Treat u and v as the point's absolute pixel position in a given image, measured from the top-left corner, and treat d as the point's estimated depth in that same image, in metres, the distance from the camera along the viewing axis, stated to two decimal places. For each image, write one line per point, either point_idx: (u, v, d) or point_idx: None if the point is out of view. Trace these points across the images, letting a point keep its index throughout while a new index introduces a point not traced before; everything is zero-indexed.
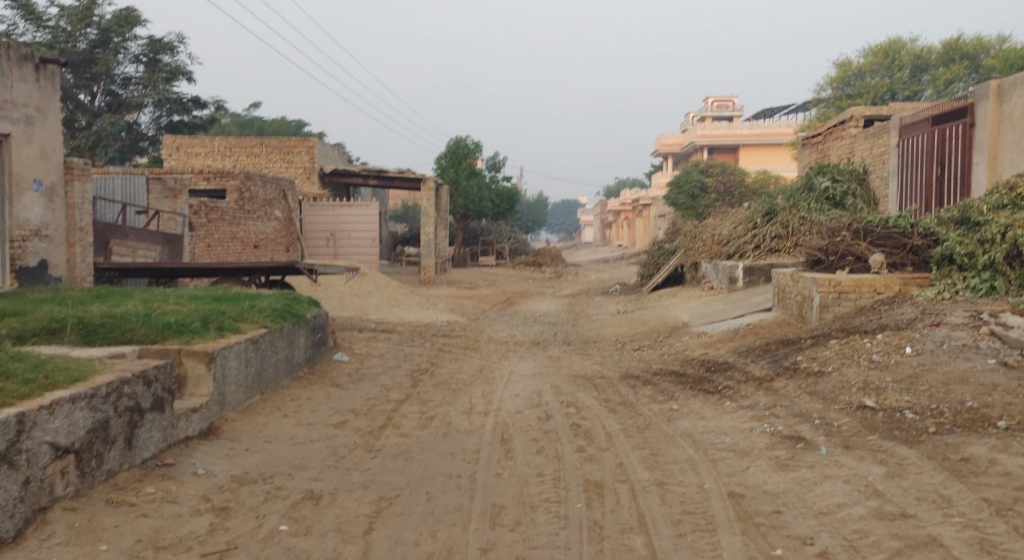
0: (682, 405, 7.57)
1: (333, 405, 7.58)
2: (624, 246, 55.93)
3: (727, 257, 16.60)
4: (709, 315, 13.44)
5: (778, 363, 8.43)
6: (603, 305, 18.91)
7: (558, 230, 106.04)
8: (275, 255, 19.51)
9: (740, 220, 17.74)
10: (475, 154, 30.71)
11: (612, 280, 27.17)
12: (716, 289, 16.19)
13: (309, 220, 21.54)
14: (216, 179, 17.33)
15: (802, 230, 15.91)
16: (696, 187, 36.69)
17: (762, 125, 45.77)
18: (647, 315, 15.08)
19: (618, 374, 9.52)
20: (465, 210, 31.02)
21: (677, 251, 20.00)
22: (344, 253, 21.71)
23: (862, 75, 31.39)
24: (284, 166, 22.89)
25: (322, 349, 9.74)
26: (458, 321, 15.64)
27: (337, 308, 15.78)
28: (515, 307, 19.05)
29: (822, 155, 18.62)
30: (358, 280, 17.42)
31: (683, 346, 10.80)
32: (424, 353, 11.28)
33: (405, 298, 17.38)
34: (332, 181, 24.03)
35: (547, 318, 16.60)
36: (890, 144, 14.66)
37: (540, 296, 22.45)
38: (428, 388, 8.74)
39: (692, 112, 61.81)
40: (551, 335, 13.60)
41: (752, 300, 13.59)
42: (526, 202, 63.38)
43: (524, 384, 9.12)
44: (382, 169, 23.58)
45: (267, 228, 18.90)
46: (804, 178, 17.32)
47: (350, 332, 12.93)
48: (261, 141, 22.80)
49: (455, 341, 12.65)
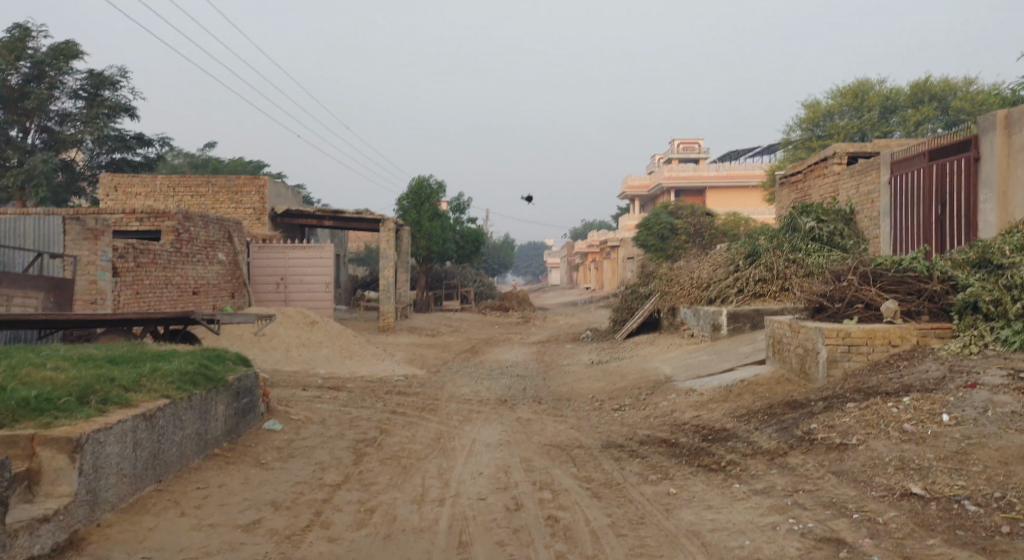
0: (681, 489, 6.21)
1: (249, 494, 6.07)
2: (591, 289, 54.94)
3: (708, 302, 15.38)
4: (693, 367, 12.14)
5: (788, 433, 7.13)
6: (575, 354, 17.57)
7: (524, 272, 105.05)
8: (218, 301, 17.94)
9: (719, 263, 16.59)
10: (438, 194, 29.52)
11: (582, 325, 25.88)
12: (698, 338, 14.97)
13: (257, 263, 19.99)
14: (151, 219, 15.80)
15: (789, 274, 14.77)
16: (666, 228, 35.93)
17: (728, 167, 45.35)
18: (624, 366, 13.77)
19: (598, 443, 8.14)
20: (427, 252, 29.66)
21: (652, 295, 18.82)
22: (295, 298, 20.17)
23: (830, 116, 30.74)
24: (232, 206, 21.42)
25: (250, 416, 8.29)
26: (417, 375, 14.17)
27: (283, 362, 14.23)
28: (480, 357, 17.61)
29: (802, 194, 17.64)
30: (308, 330, 15.90)
31: (671, 407, 9.44)
32: (374, 416, 9.80)
33: (359, 349, 15.87)
34: (284, 222, 22.56)
35: (515, 370, 15.19)
36: (880, 181, 13.66)
37: (507, 343, 21.06)
38: (372, 465, 7.27)
39: (657, 155, 61.45)
40: (520, 392, 12.18)
41: (740, 351, 12.33)
42: (492, 245, 62.17)
43: (488, 457, 7.68)
44: (338, 210, 22.18)
45: (209, 273, 17.36)
46: (786, 218, 16.28)
47: (291, 391, 11.42)
48: (207, 179, 21.32)
49: (412, 400, 11.19)
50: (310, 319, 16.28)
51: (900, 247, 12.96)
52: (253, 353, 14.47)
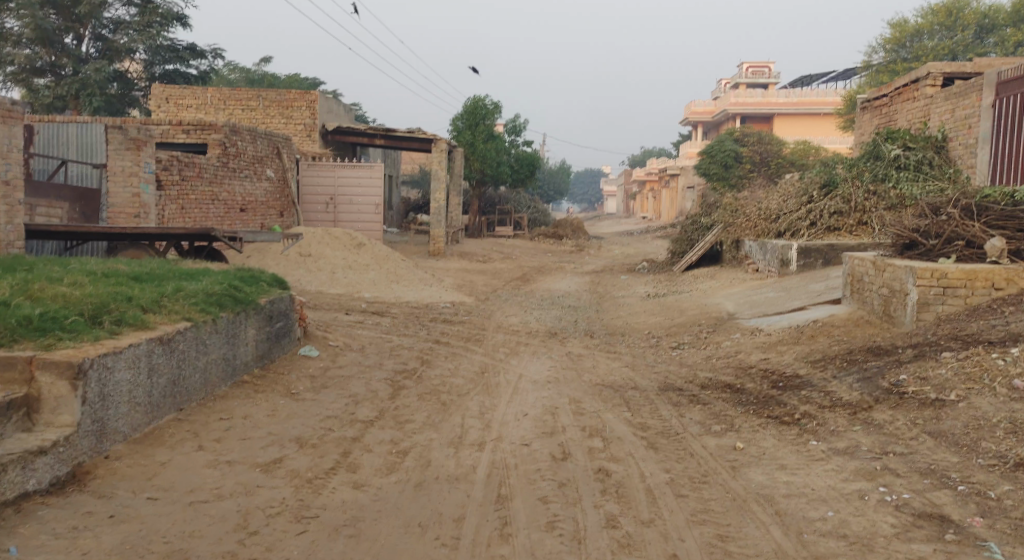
0: (750, 444, 5.53)
1: (273, 428, 5.59)
2: (648, 219, 53.62)
3: (776, 235, 14.40)
4: (759, 305, 11.30)
5: (872, 384, 6.35)
6: (630, 285, 16.80)
7: (580, 200, 103.47)
8: (266, 220, 17.59)
9: (790, 193, 15.48)
10: (493, 116, 28.52)
11: (638, 256, 25.00)
12: (763, 273, 14.08)
13: (307, 182, 19.52)
14: (197, 131, 15.30)
15: (868, 207, 13.65)
16: (730, 156, 34.54)
17: (799, 93, 43.07)
18: (683, 300, 13.00)
19: (655, 385, 7.47)
20: (481, 176, 28.88)
21: (715, 225, 17.83)
22: (344, 219, 19.73)
23: (918, 37, 28.65)
24: (283, 122, 20.89)
25: (285, 341, 7.81)
26: (465, 302, 13.64)
27: (328, 284, 13.83)
28: (532, 286, 16.99)
29: (886, 121, 16.27)
30: (354, 252, 15.43)
31: (735, 348, 8.70)
32: (417, 345, 9.30)
33: (407, 272, 15.37)
34: (335, 140, 21.98)
35: (568, 300, 14.53)
36: (982, 105, 12.36)
37: (560, 272, 20.37)
38: (410, 400, 6.74)
39: (724, 80, 58.79)
40: (571, 324, 11.55)
41: (811, 289, 11.43)
42: (548, 171, 60.91)
43: (535, 396, 7.08)
44: (389, 129, 21.46)
45: (257, 190, 16.96)
46: (868, 145, 15.03)
47: (333, 316, 10.99)
48: (257, 93, 20.76)
49: (458, 329, 10.65)
50: (357, 240, 15.79)
51: (1003, 178, 11.69)
52: (298, 274, 14.09)
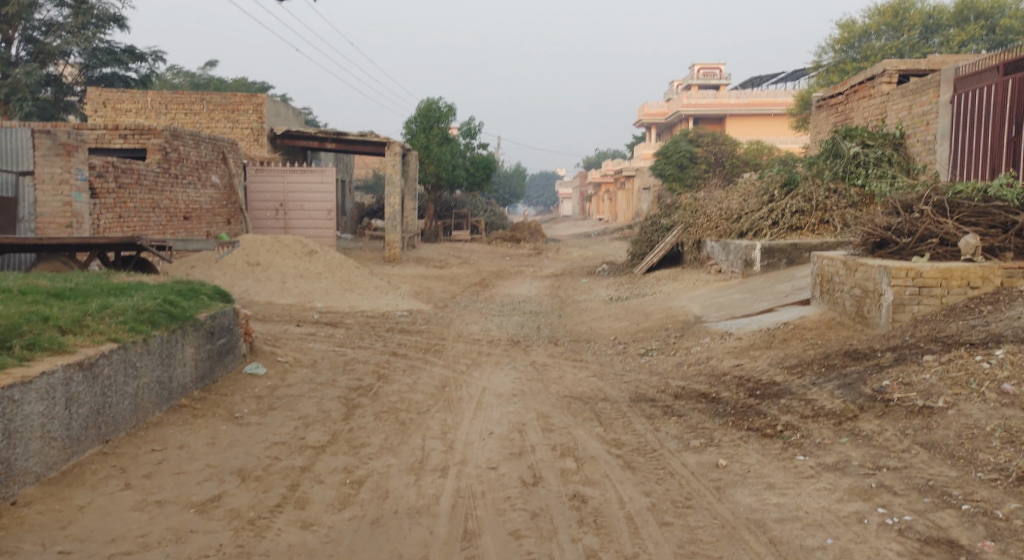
0: (732, 461, 5.16)
1: (213, 459, 5.06)
2: (604, 220, 53.58)
3: (738, 236, 14.18)
4: (725, 307, 11.02)
5: (854, 390, 6.04)
6: (591, 289, 16.46)
7: (535, 202, 103.29)
8: (213, 228, 16.86)
9: (751, 192, 15.30)
10: (447, 118, 28.02)
11: (597, 258, 24.72)
12: (726, 274, 13.85)
13: (254, 188, 18.81)
14: (135, 136, 14.55)
15: (829, 205, 13.50)
16: (685, 156, 34.66)
17: (750, 94, 43.39)
18: (646, 303, 12.69)
19: (626, 396, 7.09)
20: (436, 179, 28.35)
21: (676, 226, 17.60)
22: (295, 225, 19.05)
23: (867, 36, 29.12)
24: (228, 126, 20.14)
25: (228, 358, 7.23)
26: (422, 310, 13.13)
27: (278, 294, 13.20)
28: (491, 291, 16.54)
29: (843, 118, 16.23)
30: (306, 260, 14.80)
31: (705, 354, 8.36)
32: (373, 358, 8.80)
33: (361, 280, 14.80)
34: (284, 144, 21.27)
35: (529, 305, 14.11)
36: (940, 100, 12.28)
37: (518, 276, 19.96)
38: (365, 421, 6.24)
39: (676, 82, 59.10)
40: (534, 332, 11.12)
41: (777, 290, 11.19)
42: (504, 174, 60.50)
43: (500, 413, 6.64)
44: (340, 132, 20.84)
45: (201, 197, 16.23)
46: (827, 142, 14.91)
47: (283, 329, 10.41)
48: (201, 96, 19.97)
49: (416, 340, 10.17)
50: (308, 248, 15.15)
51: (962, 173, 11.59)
52: (247, 284, 13.43)
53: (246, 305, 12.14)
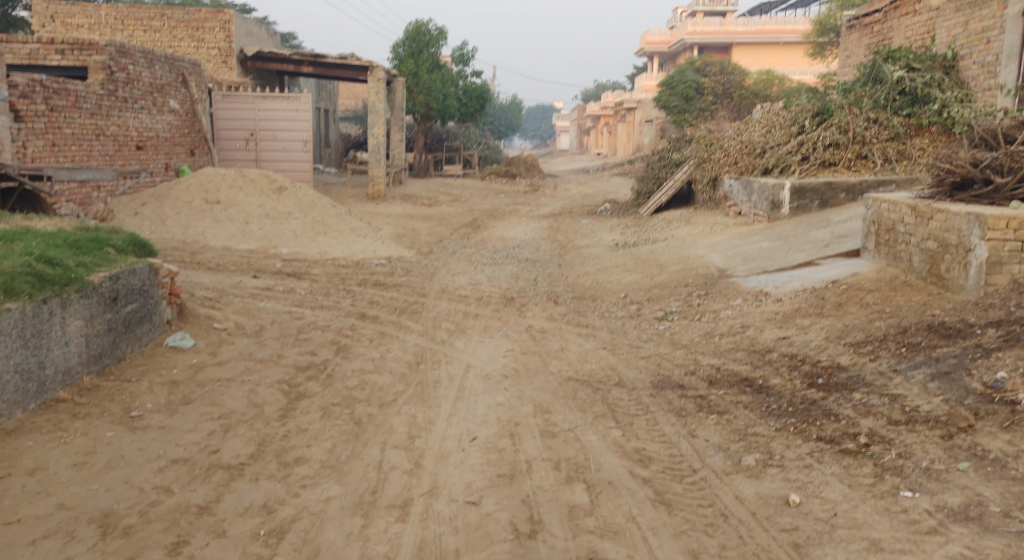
0: (808, 495, 3.69)
1: (75, 494, 3.57)
2: (603, 155, 51.50)
3: (762, 173, 12.53)
4: (754, 258, 9.44)
5: (957, 381, 4.53)
6: (593, 232, 14.87)
7: (531, 136, 100.61)
8: (172, 160, 15.15)
9: (776, 124, 13.61)
10: (438, 43, 25.95)
11: (597, 196, 23.06)
12: (748, 217, 12.26)
13: (221, 115, 17.00)
14: (74, 52, 12.85)
15: (869, 138, 11.82)
16: (691, 87, 32.80)
17: (759, 21, 41.02)
18: (658, 251, 11.14)
19: (647, 382, 5.60)
20: (426, 109, 26.39)
21: (688, 162, 15.92)
22: (267, 158, 17.31)
23: None
24: (192, 46, 18.26)
25: (142, 329, 5.66)
26: (404, 257, 11.57)
27: (239, 237, 11.59)
28: (483, 233, 14.96)
29: (879, 40, 14.44)
30: (273, 198, 13.14)
31: (738, 321, 6.84)
32: (336, 322, 7.27)
33: (335, 222, 13.18)
34: (256, 67, 19.37)
35: (524, 251, 12.54)
36: (1007, 14, 10.64)
37: (513, 215, 18.33)
38: (309, 421, 4.74)
39: (681, 9, 56.27)
40: (531, 287, 9.58)
41: (813, 238, 9.61)
42: (500, 105, 58.06)
43: (487, 407, 5.14)
44: (318, 54, 18.92)
45: (157, 124, 14.53)
46: (863, 66, 13.18)
47: (236, 281, 8.87)
48: (162, 12, 18.02)
49: (392, 296, 8.64)
50: (277, 183, 13.46)
51: None
52: (204, 225, 11.82)
53: (199, 251, 10.56)
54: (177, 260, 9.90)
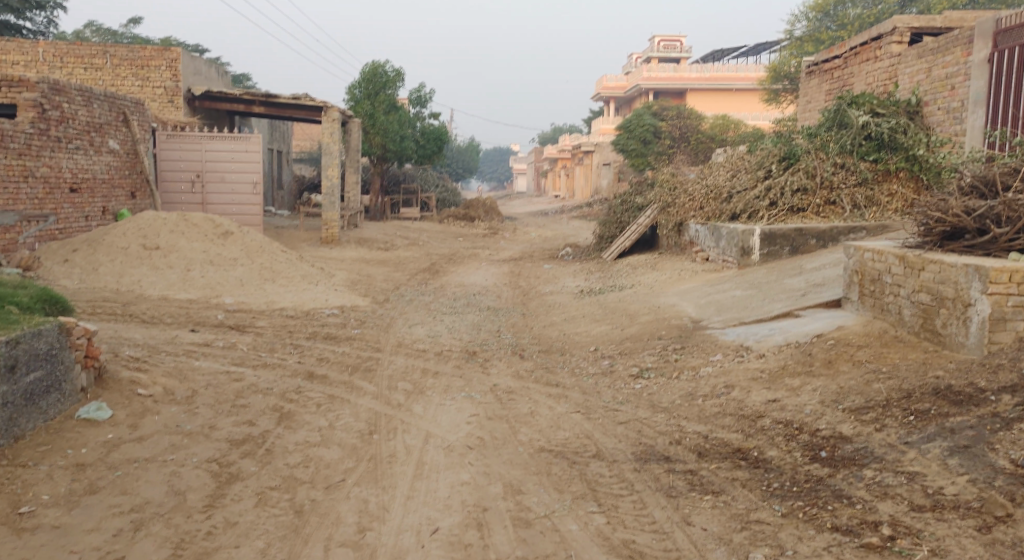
0: None
1: None
2: (561, 198, 51.48)
3: (729, 218, 12.19)
4: (728, 308, 8.98)
5: (982, 456, 4.01)
6: (556, 278, 14.37)
7: (489, 179, 100.74)
8: (111, 203, 14.32)
9: (741, 169, 13.34)
10: (395, 85, 25.53)
11: (558, 240, 22.64)
12: (716, 264, 11.87)
13: (165, 156, 16.22)
14: (3, 89, 12.08)
15: (837, 183, 11.57)
16: (649, 131, 32.89)
17: (712, 68, 41.61)
18: (626, 299, 10.66)
19: (630, 455, 5.01)
20: (382, 151, 25.85)
21: (652, 206, 15.58)
22: (214, 201, 16.53)
23: (843, 4, 27.75)
24: (137, 84, 17.52)
25: (49, 401, 4.91)
26: (357, 306, 10.89)
27: (179, 285, 10.81)
28: (441, 279, 14.35)
29: (840, 85, 14.34)
30: (218, 242, 12.39)
31: (721, 380, 6.31)
32: (280, 383, 6.56)
33: (285, 268, 12.46)
34: (205, 107, 18.66)
35: (485, 299, 11.96)
36: (971, 60, 10.49)
37: (472, 260, 17.75)
38: (241, 512, 4.04)
39: (635, 56, 57.03)
40: (493, 339, 8.98)
41: (788, 286, 9.20)
42: (457, 148, 57.91)
43: (449, 489, 4.49)
44: (270, 94, 18.30)
45: (95, 166, 13.72)
46: (827, 111, 12.99)
47: (172, 337, 8.11)
48: (105, 49, 17.30)
49: (344, 352, 7.95)
50: (222, 227, 12.71)
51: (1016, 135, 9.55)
52: (140, 273, 11.02)
53: (133, 301, 9.76)
54: (108, 313, 9.10)
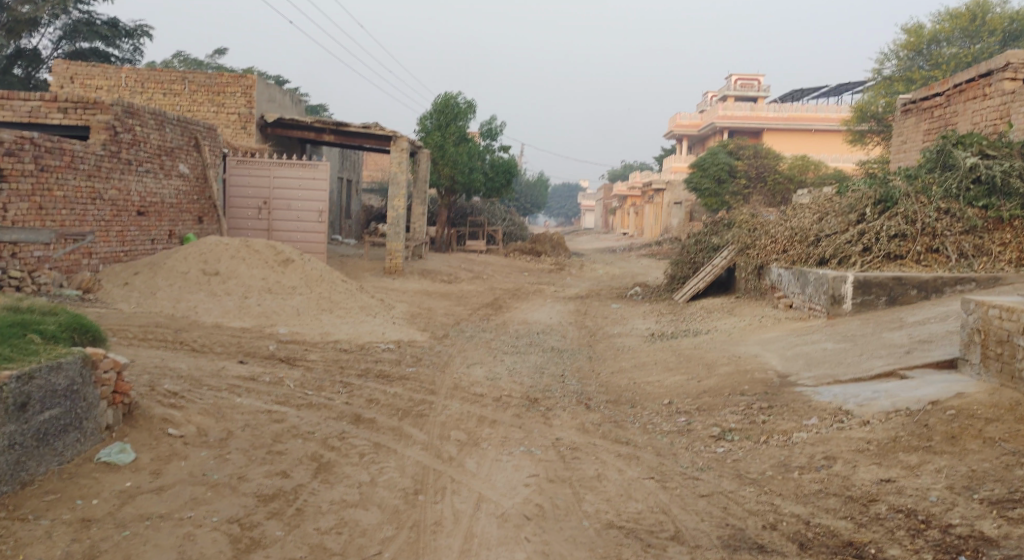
0: None
1: None
2: (630, 235, 50.59)
3: (817, 263, 11.29)
4: (820, 362, 8.11)
5: None
6: (625, 318, 13.61)
7: (556, 214, 100.44)
8: (178, 227, 14.21)
9: (830, 210, 12.42)
10: (467, 116, 25.32)
11: (626, 278, 21.86)
12: (802, 311, 10.95)
13: (234, 182, 16.16)
14: (78, 111, 12.08)
15: (940, 230, 10.63)
16: (724, 169, 31.84)
17: (791, 108, 40.45)
18: (702, 346, 9.84)
19: (717, 541, 4.25)
20: (451, 182, 25.59)
21: (729, 246, 14.71)
22: (280, 227, 16.36)
23: (937, 43, 26.49)
24: (212, 110, 17.57)
25: (66, 442, 4.45)
26: (415, 341, 10.36)
27: (235, 313, 10.46)
28: (504, 315, 13.74)
29: (941, 125, 13.34)
30: (278, 270, 12.07)
31: (818, 450, 5.49)
32: (323, 427, 6.00)
33: (344, 298, 12.04)
34: (276, 134, 18.63)
35: (550, 339, 11.28)
36: None
37: (537, 296, 17.13)
38: None
39: (710, 94, 56.11)
40: (557, 385, 8.28)
41: (888, 341, 8.28)
42: (526, 181, 57.69)
43: None
44: (341, 122, 18.17)
45: (163, 189, 13.63)
46: (929, 151, 12.05)
47: (219, 369, 7.67)
48: (184, 75, 17.43)
49: (396, 392, 7.37)
50: (284, 255, 12.39)
51: None
52: (197, 298, 10.73)
53: (185, 328, 9.42)
54: (159, 339, 8.75)
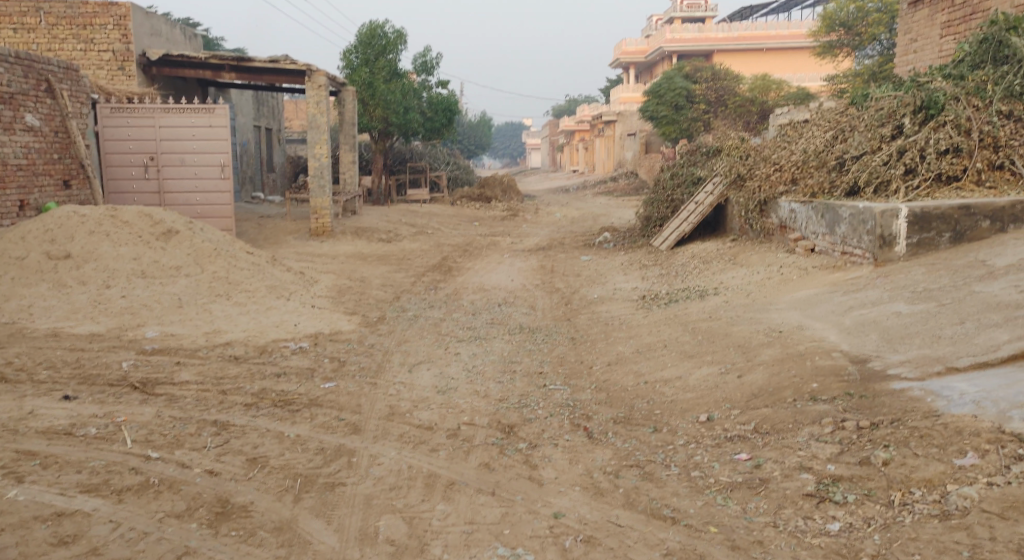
0: None
1: None
2: (581, 171, 48.00)
3: (847, 193, 8.93)
4: (905, 335, 5.76)
5: None
6: (603, 275, 11.13)
7: (502, 155, 97.22)
8: (34, 196, 11.18)
9: (850, 125, 10.03)
10: (396, 49, 22.23)
11: (590, 221, 19.38)
12: (832, 257, 8.60)
13: (109, 136, 13.02)
14: None
15: (1005, 139, 8.44)
16: (682, 94, 29.29)
17: (741, 27, 37.86)
18: (722, 315, 7.43)
19: None
20: (384, 125, 22.58)
21: (719, 180, 12.27)
22: (173, 189, 13.39)
23: None
24: (79, 49, 14.32)
25: None
26: (338, 332, 7.75)
27: (87, 314, 7.68)
28: (454, 281, 11.15)
29: (969, 14, 10.97)
30: (155, 245, 9.23)
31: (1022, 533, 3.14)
32: (149, 543, 3.43)
33: (246, 278, 9.28)
34: (164, 75, 15.37)
35: (515, 314, 8.71)
36: None
37: (492, 251, 14.53)
38: None
39: (655, 18, 53.14)
40: (536, 395, 5.78)
41: (993, 297, 5.97)
42: (468, 122, 54.28)
43: None
44: (242, 57, 15.05)
45: (4, 148, 10.57)
46: (972, 44, 9.79)
47: (19, 419, 4.95)
48: (37, 5, 13.92)
49: (297, 440, 4.77)
50: (163, 225, 9.56)
51: None
52: (36, 294, 7.91)
53: (4, 343, 6.64)
54: None
